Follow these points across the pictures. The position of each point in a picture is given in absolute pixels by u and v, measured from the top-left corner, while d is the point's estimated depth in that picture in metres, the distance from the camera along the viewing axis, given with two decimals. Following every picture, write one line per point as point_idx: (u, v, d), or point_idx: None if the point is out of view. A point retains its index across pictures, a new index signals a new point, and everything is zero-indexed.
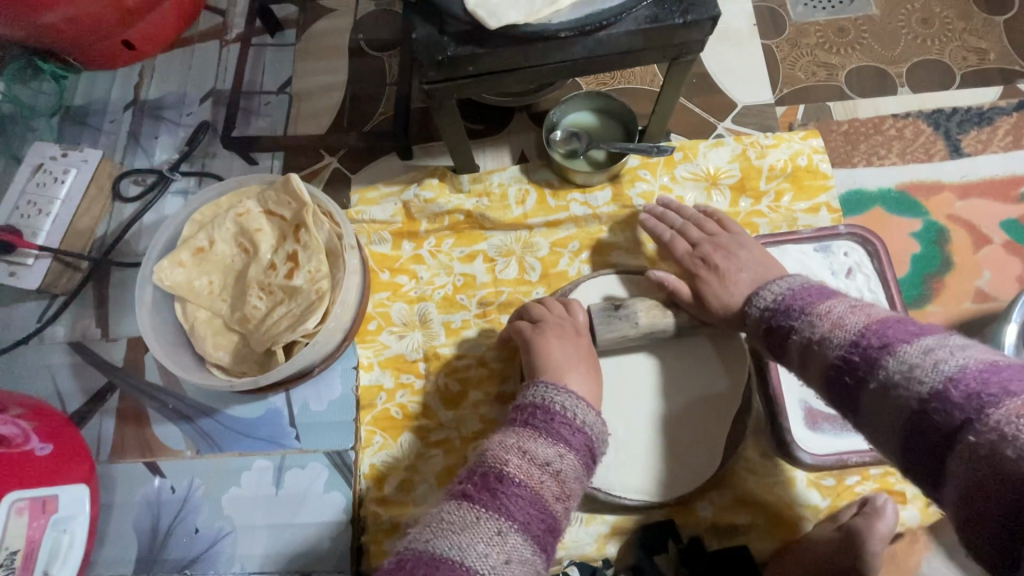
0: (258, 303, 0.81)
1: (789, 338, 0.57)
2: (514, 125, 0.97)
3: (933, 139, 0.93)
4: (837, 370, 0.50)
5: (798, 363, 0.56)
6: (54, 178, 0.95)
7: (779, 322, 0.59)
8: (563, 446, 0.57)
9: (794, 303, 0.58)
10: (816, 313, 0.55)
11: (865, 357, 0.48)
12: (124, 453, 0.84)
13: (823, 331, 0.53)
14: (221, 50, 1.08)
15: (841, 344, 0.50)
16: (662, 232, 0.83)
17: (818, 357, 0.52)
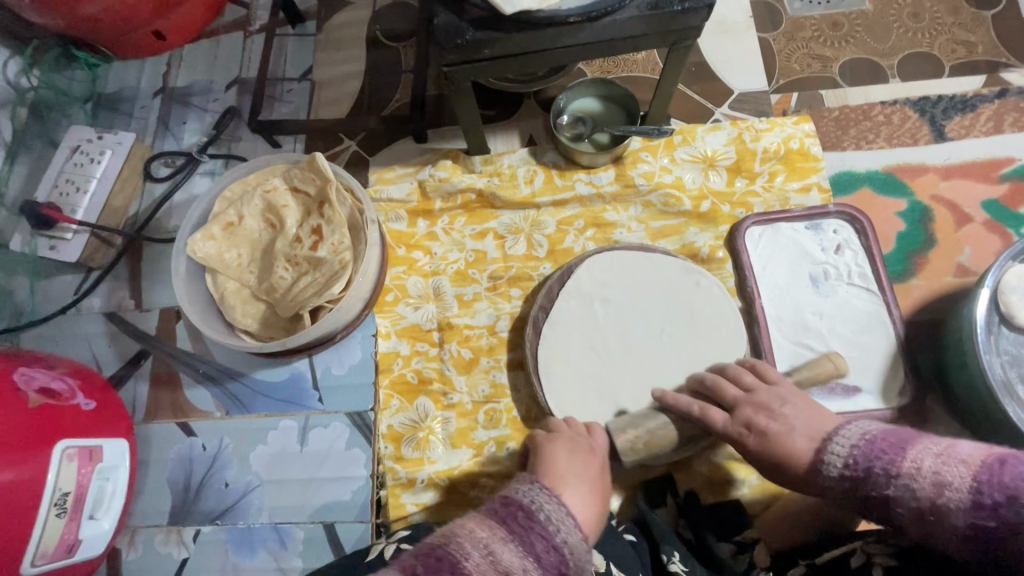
0: (284, 273, 0.87)
1: (889, 508, 0.58)
2: (522, 111, 1.03)
3: (920, 124, 0.99)
4: (977, 537, 0.52)
5: (913, 527, 0.57)
6: (90, 159, 1.01)
7: (870, 490, 0.59)
8: (532, 561, 0.54)
9: (873, 464, 0.59)
10: (904, 473, 0.57)
11: (1000, 518, 0.50)
12: (158, 414, 0.91)
13: (929, 493, 0.55)
14: (245, 41, 1.14)
15: (962, 504, 0.52)
16: (689, 406, 0.75)
17: (942, 527, 0.54)
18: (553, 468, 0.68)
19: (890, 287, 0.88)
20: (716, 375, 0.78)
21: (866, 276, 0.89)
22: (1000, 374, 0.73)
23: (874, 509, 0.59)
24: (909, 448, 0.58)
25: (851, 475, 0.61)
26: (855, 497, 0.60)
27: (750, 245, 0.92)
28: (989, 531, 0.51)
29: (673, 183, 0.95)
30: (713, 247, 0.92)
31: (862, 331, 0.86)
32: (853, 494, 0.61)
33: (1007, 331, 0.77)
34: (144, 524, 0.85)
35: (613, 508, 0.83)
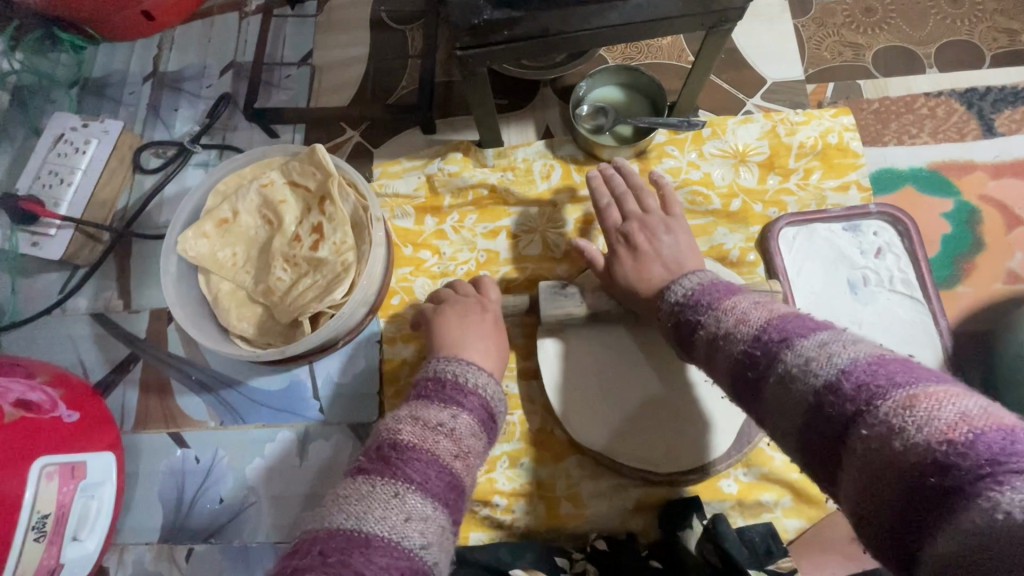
0: (283, 275, 0.81)
1: (696, 335, 0.55)
2: (538, 100, 0.96)
3: (967, 118, 0.92)
4: (741, 364, 0.48)
5: (704, 360, 0.54)
6: (75, 148, 0.94)
7: (688, 316, 0.56)
8: (456, 408, 0.58)
9: (704, 297, 0.56)
10: (722, 307, 0.53)
11: (766, 349, 0.46)
12: (148, 424, 0.85)
13: (729, 326, 0.50)
14: (241, 22, 1.06)
15: (746, 335, 0.48)
16: (603, 197, 0.80)
17: (723, 356, 0.50)
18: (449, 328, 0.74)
19: (935, 293, 0.81)
20: (625, 183, 0.80)
21: (909, 282, 0.82)
22: None
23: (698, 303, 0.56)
24: (723, 300, 0.53)
25: (680, 310, 0.58)
26: (679, 316, 0.58)
27: (784, 247, 0.85)
28: (744, 364, 0.48)
29: (701, 180, 0.88)
30: (744, 249, 0.86)
31: (906, 341, 0.80)
32: (676, 320, 0.58)
33: None
34: (133, 541, 0.80)
35: (635, 529, 0.78)
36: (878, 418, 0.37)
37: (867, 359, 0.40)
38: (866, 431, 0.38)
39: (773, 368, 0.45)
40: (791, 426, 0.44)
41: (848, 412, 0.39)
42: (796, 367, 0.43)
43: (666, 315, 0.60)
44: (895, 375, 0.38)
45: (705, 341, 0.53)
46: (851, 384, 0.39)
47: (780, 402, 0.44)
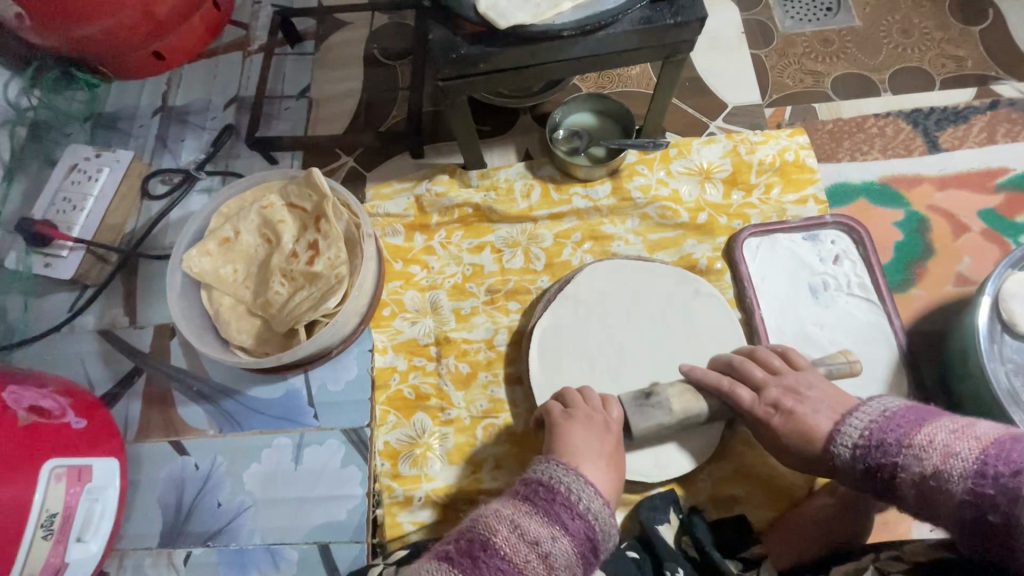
0: (280, 288, 0.86)
1: (896, 477, 0.60)
2: (519, 126, 1.04)
3: (913, 136, 0.99)
4: (973, 510, 0.53)
5: (914, 505, 0.59)
6: (88, 177, 1.01)
7: (878, 460, 0.61)
8: (558, 529, 0.60)
9: (886, 434, 0.62)
10: (914, 443, 0.59)
11: (999, 488, 0.52)
12: (150, 433, 0.89)
13: (935, 463, 0.57)
14: (245, 61, 1.15)
15: (964, 472, 0.55)
16: (719, 382, 0.76)
17: (944, 500, 0.56)
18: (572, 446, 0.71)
19: (889, 296, 0.87)
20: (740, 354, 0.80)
21: (865, 286, 0.88)
22: (1005, 383, 0.72)
23: (883, 488, 0.61)
24: (913, 433, 0.60)
25: (863, 450, 0.63)
26: (864, 461, 0.63)
27: (748, 256, 0.91)
28: (974, 515, 0.53)
29: (670, 196, 0.95)
30: (712, 258, 0.92)
31: (862, 341, 0.85)
32: (864, 466, 0.63)
33: (1012, 339, 0.74)
34: (132, 547, 0.83)
35: (614, 524, 0.81)
36: None
37: None
38: None
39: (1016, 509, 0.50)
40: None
41: None
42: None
43: (848, 462, 0.65)
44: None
45: (914, 499, 0.59)
46: None
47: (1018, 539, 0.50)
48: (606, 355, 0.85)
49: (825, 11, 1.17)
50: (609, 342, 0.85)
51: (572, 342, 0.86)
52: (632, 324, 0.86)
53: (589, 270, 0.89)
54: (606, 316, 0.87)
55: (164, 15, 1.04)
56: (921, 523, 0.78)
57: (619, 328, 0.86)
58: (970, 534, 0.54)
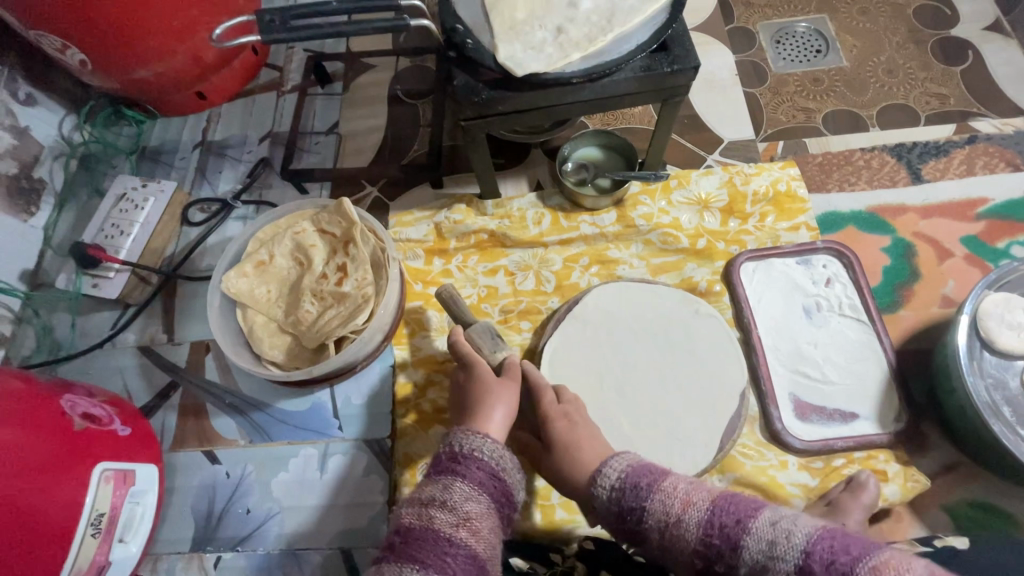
0: (310, 307, 0.93)
1: (642, 522, 0.61)
2: (530, 159, 1.12)
3: (898, 169, 1.07)
4: (703, 559, 0.57)
5: (657, 550, 0.61)
6: (135, 206, 1.09)
7: (630, 505, 0.63)
8: (450, 478, 0.64)
9: (637, 480, 0.64)
10: (663, 490, 0.62)
11: (723, 538, 0.56)
12: (184, 443, 0.95)
13: (678, 513, 0.59)
14: (279, 100, 1.25)
15: (699, 523, 0.58)
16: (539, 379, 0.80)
17: (678, 546, 0.59)
18: (481, 392, 0.74)
19: (879, 317, 0.93)
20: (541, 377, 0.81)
21: (856, 307, 0.94)
22: (984, 396, 0.77)
23: (631, 532, 0.63)
24: (660, 479, 0.63)
25: (615, 495, 0.64)
26: (620, 505, 0.63)
27: (745, 279, 0.98)
28: (709, 560, 0.57)
29: (671, 224, 1.03)
30: (711, 281, 0.99)
31: (855, 359, 0.91)
32: (617, 513, 0.64)
33: (990, 355, 0.80)
34: (166, 551, 0.88)
35: None
36: None
37: (817, 535, 0.52)
38: None
39: (739, 554, 0.55)
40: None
41: None
42: (753, 575, 0.53)
43: (602, 504, 0.65)
44: (844, 552, 0.50)
45: (653, 540, 0.61)
46: (819, 565, 0.50)
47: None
48: (613, 371, 0.90)
49: (815, 54, 1.27)
50: (615, 358, 0.91)
51: (580, 358, 0.92)
52: (638, 342, 0.92)
53: (598, 292, 0.96)
54: (613, 334, 0.93)
55: (211, 59, 1.15)
56: (915, 531, 0.83)
57: (625, 344, 0.92)
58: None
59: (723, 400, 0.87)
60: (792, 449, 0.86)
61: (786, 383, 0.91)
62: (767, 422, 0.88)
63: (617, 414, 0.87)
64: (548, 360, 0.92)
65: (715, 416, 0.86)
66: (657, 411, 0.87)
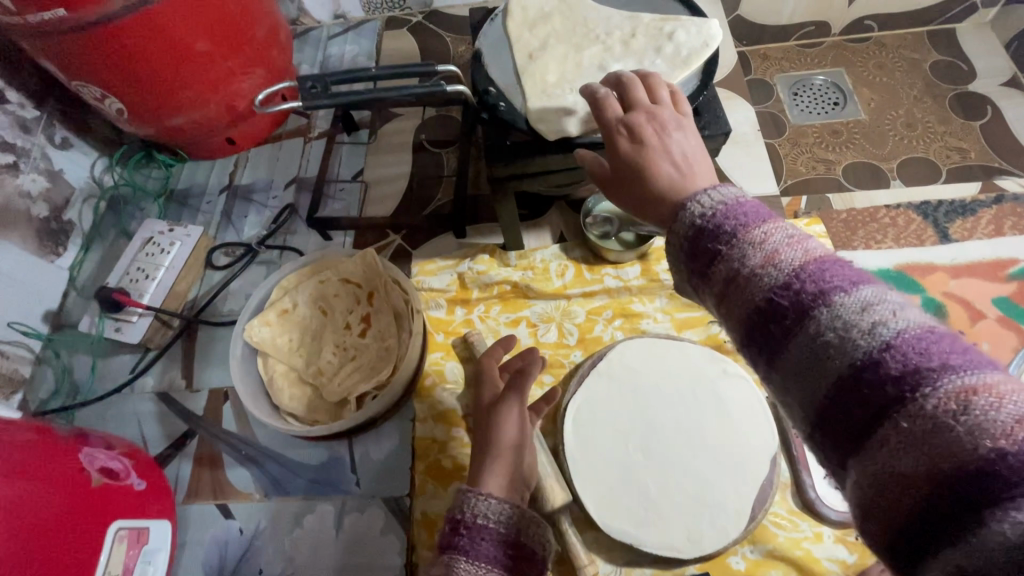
0: (332, 358, 0.93)
1: (712, 265, 0.45)
2: (553, 211, 1.13)
3: (924, 227, 1.06)
4: (761, 314, 0.41)
5: (714, 298, 0.46)
6: (161, 249, 1.10)
7: (708, 241, 0.45)
8: (459, 559, 0.61)
9: (731, 218, 0.45)
10: (751, 236, 0.43)
11: (796, 303, 0.40)
12: (198, 495, 0.93)
13: (756, 263, 0.42)
14: (305, 145, 1.27)
15: (775, 282, 0.41)
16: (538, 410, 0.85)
17: (740, 300, 0.43)
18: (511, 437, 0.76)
19: None
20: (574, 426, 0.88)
21: None
22: None
23: (692, 277, 0.47)
24: (756, 225, 0.44)
25: (699, 228, 0.46)
26: (694, 243, 0.46)
27: None
28: (760, 322, 0.42)
29: None
30: None
31: None
32: (687, 245, 0.47)
33: None
34: None
35: None
36: (926, 409, 0.34)
37: (916, 332, 0.36)
38: (906, 424, 0.34)
39: (803, 328, 0.39)
40: (796, 400, 0.40)
41: (889, 397, 0.35)
42: (803, 352, 0.39)
43: (678, 231, 0.49)
44: (939, 358, 0.35)
45: (710, 291, 0.46)
46: (898, 364, 0.35)
47: (784, 358, 0.40)
48: (639, 429, 0.88)
49: (832, 105, 1.29)
50: (641, 416, 0.89)
51: (605, 415, 0.90)
52: (664, 400, 0.90)
53: (624, 348, 0.95)
54: (639, 391, 0.91)
55: (242, 108, 1.18)
56: None
57: (651, 402, 0.90)
58: (748, 345, 0.43)
59: (753, 466, 0.84)
60: (828, 522, 0.83)
61: None
62: (800, 491, 0.85)
63: (644, 477, 0.84)
64: (572, 419, 0.90)
65: (747, 483, 0.83)
66: (685, 474, 0.84)
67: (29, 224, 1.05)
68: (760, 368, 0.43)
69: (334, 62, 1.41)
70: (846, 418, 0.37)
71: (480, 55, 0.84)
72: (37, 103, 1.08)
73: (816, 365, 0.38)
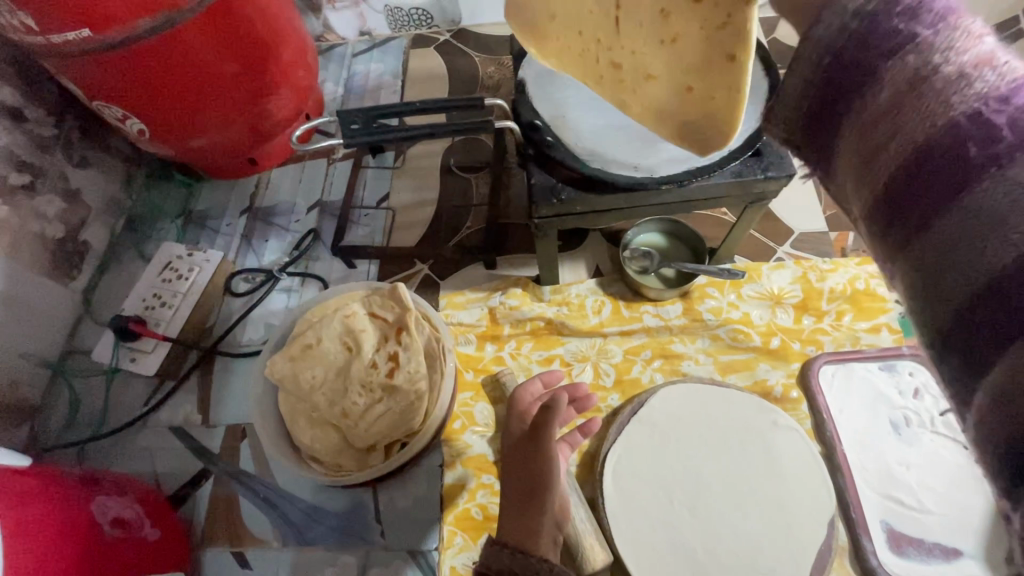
0: (358, 399, 0.87)
1: (885, 69, 0.36)
2: (589, 242, 1.08)
3: None
4: (947, 139, 0.33)
5: (869, 118, 0.37)
6: (179, 275, 1.06)
7: (896, 28, 0.36)
8: None
9: (941, 7, 0.35)
10: (963, 34, 0.34)
11: (999, 136, 0.32)
12: (213, 541, 0.88)
13: (967, 64, 0.33)
14: (329, 167, 1.23)
15: (977, 98, 0.33)
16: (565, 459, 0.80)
17: (919, 119, 0.34)
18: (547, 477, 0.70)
19: None
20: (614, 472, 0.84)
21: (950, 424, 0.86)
22: None
23: (836, 94, 0.39)
24: (964, 17, 0.35)
25: (871, 22, 0.37)
26: (865, 24, 0.36)
27: (825, 385, 0.91)
28: (938, 145, 0.33)
29: (741, 319, 0.97)
30: (786, 385, 0.92)
31: (957, 487, 0.82)
32: (850, 50, 0.37)
33: None
34: None
35: None
36: None
37: None
38: None
39: (1003, 170, 0.31)
40: (938, 268, 0.34)
41: None
42: (994, 193, 0.31)
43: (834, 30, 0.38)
44: None
45: (862, 113, 0.37)
46: None
47: (954, 214, 0.33)
48: (683, 483, 0.83)
49: None
50: (685, 468, 0.83)
51: (648, 467, 0.84)
52: (710, 452, 0.84)
53: (666, 394, 0.89)
54: (683, 441, 0.85)
55: (268, 128, 1.14)
56: None
57: (695, 453, 0.84)
58: (893, 192, 0.36)
59: (809, 529, 0.78)
60: None
61: (877, 508, 0.82)
62: (859, 558, 0.79)
63: (690, 537, 0.79)
64: (612, 471, 0.84)
65: (803, 548, 0.77)
66: (735, 535, 0.79)
67: (45, 246, 1.01)
68: (907, 212, 0.35)
69: (359, 81, 1.37)
70: (1006, 297, 0.30)
71: (524, 86, 0.80)
72: (56, 121, 1.03)
73: (1003, 221, 0.31)
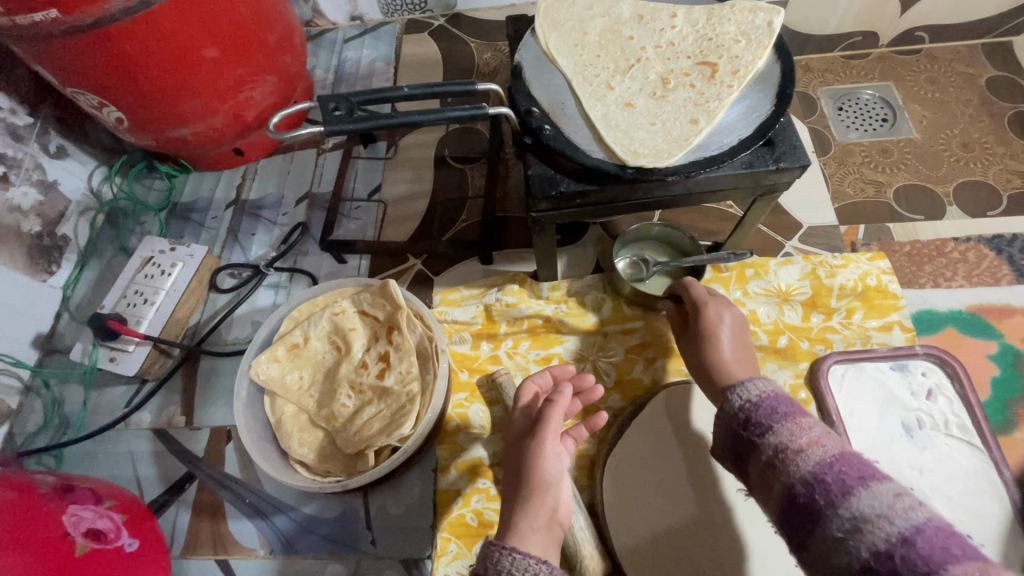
0: (347, 401, 0.84)
1: (763, 440, 0.58)
2: (589, 237, 1.05)
3: (997, 263, 0.99)
4: (806, 488, 0.51)
5: (761, 468, 0.57)
6: (161, 270, 1.01)
7: (758, 419, 0.59)
8: None
9: (778, 406, 0.59)
10: (797, 423, 0.57)
11: (835, 485, 0.50)
12: (196, 549, 0.85)
13: (800, 445, 0.54)
14: (318, 157, 1.19)
15: (817, 461, 0.52)
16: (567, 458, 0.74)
17: (787, 472, 0.53)
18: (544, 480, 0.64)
19: (994, 442, 0.81)
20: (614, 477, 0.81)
21: (966, 427, 0.83)
22: None
23: (740, 443, 0.61)
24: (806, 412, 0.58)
25: (748, 410, 0.61)
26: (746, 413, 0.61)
27: (834, 385, 0.87)
28: (797, 499, 0.52)
29: (747, 317, 0.93)
30: (794, 386, 0.88)
31: (969, 492, 0.79)
32: (739, 427, 0.61)
33: None
34: None
35: None
36: None
37: (937, 525, 0.45)
38: None
39: (843, 502, 0.48)
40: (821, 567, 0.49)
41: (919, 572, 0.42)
42: (844, 517, 0.48)
43: (730, 411, 0.63)
44: (958, 547, 0.43)
45: (757, 462, 0.58)
46: (925, 544, 0.43)
47: (821, 535, 0.49)
48: (687, 493, 0.79)
49: (881, 122, 1.19)
50: (689, 474, 0.80)
51: (650, 474, 0.80)
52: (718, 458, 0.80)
53: (670, 395, 0.85)
54: (688, 447, 0.82)
55: (253, 117, 1.10)
56: None
57: (697, 461, 0.81)
58: (787, 507, 0.53)
59: None
60: None
61: None
62: None
63: (693, 548, 0.75)
64: (611, 478, 0.80)
65: None
66: (740, 543, 0.75)
67: (19, 240, 0.96)
68: (795, 538, 0.52)
69: (349, 67, 1.32)
70: None
71: (521, 70, 0.75)
72: (31, 109, 0.99)
73: (846, 539, 0.47)
